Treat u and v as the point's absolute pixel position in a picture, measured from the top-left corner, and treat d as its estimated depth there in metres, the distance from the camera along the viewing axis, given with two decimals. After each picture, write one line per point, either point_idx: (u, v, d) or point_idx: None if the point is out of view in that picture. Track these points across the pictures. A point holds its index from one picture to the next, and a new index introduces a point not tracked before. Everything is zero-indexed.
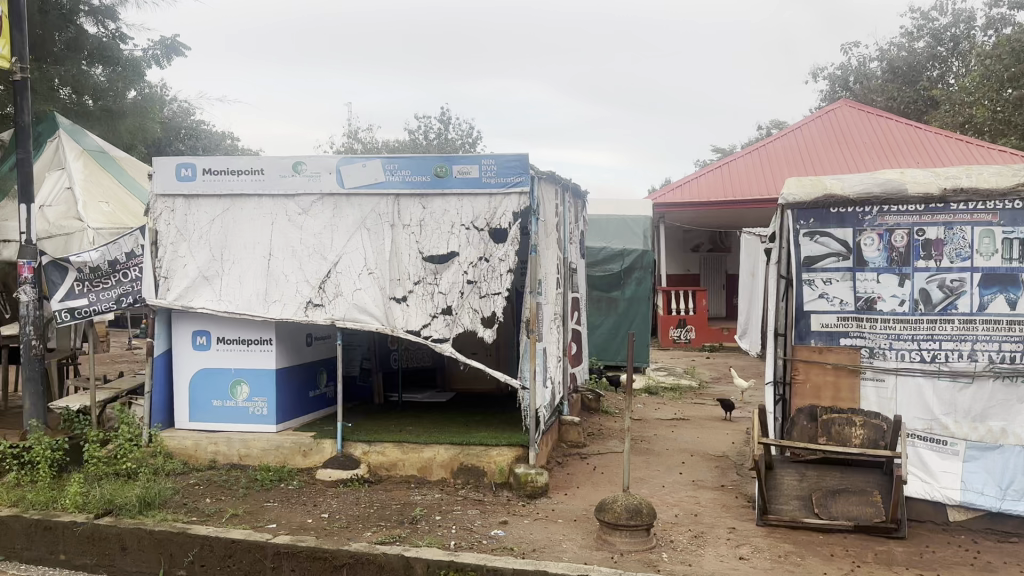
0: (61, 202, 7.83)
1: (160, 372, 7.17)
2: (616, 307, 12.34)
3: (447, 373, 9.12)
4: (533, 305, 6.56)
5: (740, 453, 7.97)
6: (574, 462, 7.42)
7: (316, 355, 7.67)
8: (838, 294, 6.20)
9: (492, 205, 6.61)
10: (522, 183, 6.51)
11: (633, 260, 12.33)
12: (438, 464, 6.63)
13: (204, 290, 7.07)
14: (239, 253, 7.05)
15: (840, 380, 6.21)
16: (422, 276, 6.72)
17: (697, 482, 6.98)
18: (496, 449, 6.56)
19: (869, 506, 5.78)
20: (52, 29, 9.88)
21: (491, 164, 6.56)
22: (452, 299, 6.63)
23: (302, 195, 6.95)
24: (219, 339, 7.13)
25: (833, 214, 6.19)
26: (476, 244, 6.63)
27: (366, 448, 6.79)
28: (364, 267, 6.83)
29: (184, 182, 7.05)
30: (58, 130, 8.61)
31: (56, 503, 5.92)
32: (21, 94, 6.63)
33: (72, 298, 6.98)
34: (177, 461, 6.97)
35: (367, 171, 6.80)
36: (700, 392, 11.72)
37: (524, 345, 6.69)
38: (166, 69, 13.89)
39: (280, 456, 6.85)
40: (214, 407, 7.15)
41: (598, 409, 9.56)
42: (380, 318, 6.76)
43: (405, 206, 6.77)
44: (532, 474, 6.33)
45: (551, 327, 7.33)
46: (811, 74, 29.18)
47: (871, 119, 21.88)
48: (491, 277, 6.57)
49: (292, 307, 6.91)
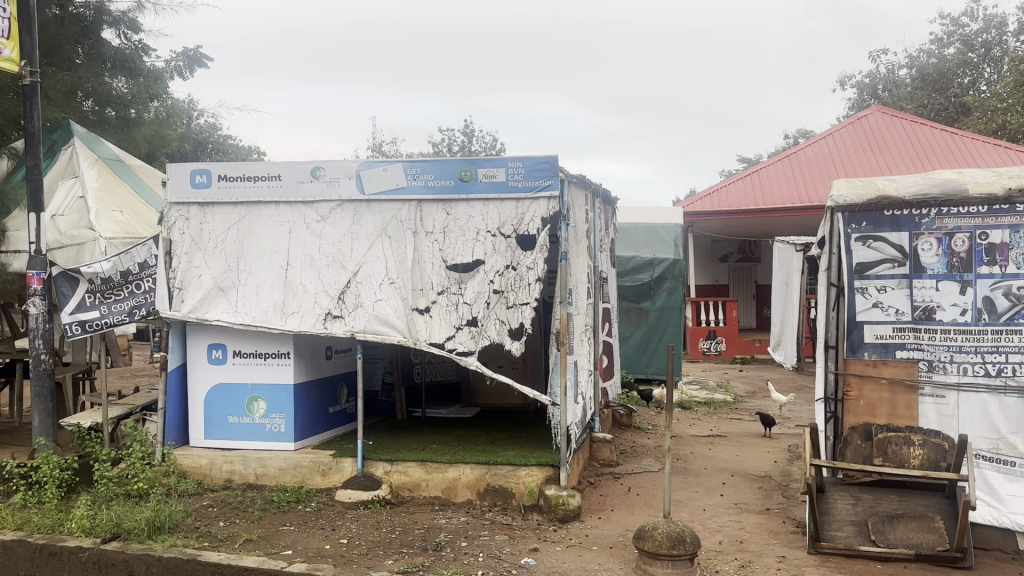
0: (74, 210, 7.60)
1: (174, 387, 6.89)
2: (646, 319, 11.88)
3: (473, 387, 8.72)
4: (563, 315, 6.18)
5: (784, 473, 7.51)
6: (608, 483, 7.01)
7: (337, 368, 7.34)
8: (893, 303, 5.75)
9: (520, 211, 6.25)
10: (551, 187, 6.15)
11: (664, 269, 11.90)
12: (463, 485, 6.26)
13: (219, 302, 6.77)
14: (256, 263, 6.74)
15: (896, 397, 5.75)
16: (446, 286, 6.38)
17: (739, 504, 6.54)
18: (526, 469, 6.17)
19: (931, 533, 5.29)
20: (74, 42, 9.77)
21: (518, 167, 6.21)
22: (478, 309, 6.27)
23: (320, 201, 6.63)
24: (236, 353, 6.82)
25: (887, 217, 5.75)
26: (502, 252, 6.27)
27: (388, 467, 6.43)
28: (385, 276, 6.50)
29: (199, 189, 6.77)
30: (74, 138, 8.39)
31: (63, 526, 5.61)
32: (31, 98, 6.39)
33: (83, 311, 6.68)
34: (191, 481, 6.65)
35: (388, 175, 6.47)
36: (736, 407, 11.24)
37: (555, 359, 6.31)
38: (189, 80, 13.73)
39: (299, 475, 6.53)
40: (230, 424, 6.84)
41: (630, 425, 9.14)
42: (402, 330, 6.42)
43: (428, 212, 6.43)
44: (564, 496, 5.93)
45: (582, 339, 6.94)
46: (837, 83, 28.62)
47: (904, 125, 21.32)
48: (519, 286, 6.21)
49: (310, 320, 6.58)
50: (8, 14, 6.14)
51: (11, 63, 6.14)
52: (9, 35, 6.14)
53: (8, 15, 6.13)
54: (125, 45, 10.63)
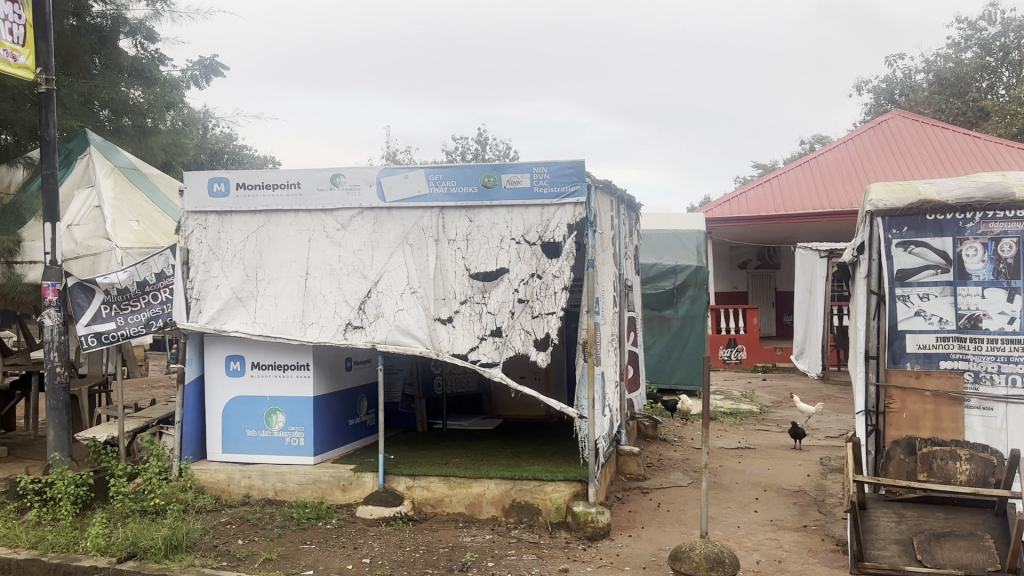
0: (89, 220, 7.48)
1: (192, 400, 6.74)
2: (669, 327, 11.69)
3: (495, 399, 8.52)
4: (591, 325, 5.97)
5: (819, 488, 7.28)
6: (636, 498, 6.78)
7: (356, 380, 7.16)
8: (936, 311, 5.49)
9: (545, 217, 6.06)
10: (578, 193, 5.97)
11: (687, 277, 11.65)
12: (487, 501, 6.06)
13: (237, 312, 6.61)
14: (275, 272, 6.59)
15: (940, 409, 5.49)
16: (469, 295, 6.19)
17: (775, 521, 6.31)
18: (553, 485, 5.96)
19: (981, 552, 4.99)
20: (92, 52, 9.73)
21: (543, 172, 6.02)
22: (502, 319, 6.08)
23: (340, 209, 6.48)
24: (254, 364, 6.66)
25: (930, 222, 5.49)
26: (527, 260, 6.08)
27: (410, 482, 6.24)
28: (407, 286, 6.33)
29: (217, 198, 6.63)
30: (90, 146, 8.27)
31: (78, 545, 5.44)
32: (47, 106, 6.27)
33: (99, 322, 6.51)
34: (209, 496, 6.48)
35: (409, 182, 6.31)
36: (762, 418, 11.00)
37: (582, 370, 6.10)
38: (204, 89, 13.65)
39: (319, 491, 6.36)
40: (248, 437, 6.67)
41: (655, 437, 8.91)
42: (425, 341, 6.24)
43: (451, 219, 6.26)
44: (593, 513, 5.72)
45: (609, 350, 6.73)
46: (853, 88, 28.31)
47: (925, 130, 21.01)
48: (545, 295, 6.01)
49: (329, 330, 6.41)
50: (23, 20, 6.01)
51: (27, 70, 6.02)
52: (24, 42, 6.01)
53: (23, 21, 6.00)
54: (141, 54, 10.59)
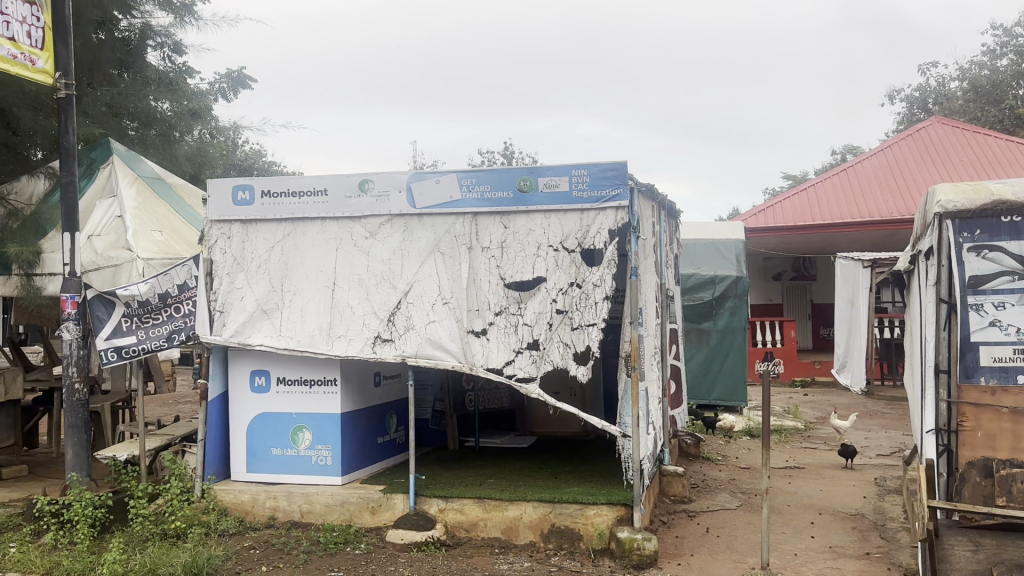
0: (111, 230, 7.27)
1: (215, 417, 6.46)
2: (707, 340, 11.21)
3: (528, 415, 8.13)
4: (634, 337, 5.60)
5: (877, 511, 6.89)
6: (682, 522, 6.38)
7: (385, 396, 6.83)
8: (1013, 321, 4.99)
9: (584, 223, 5.72)
10: (620, 197, 5.62)
11: (726, 288, 11.20)
12: (525, 525, 5.70)
13: (263, 325, 6.33)
14: (301, 283, 6.30)
15: (1020, 428, 4.99)
16: (504, 306, 5.85)
17: (834, 548, 5.91)
18: (595, 509, 5.59)
19: None
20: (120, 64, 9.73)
21: (582, 175, 5.69)
22: (540, 331, 5.73)
23: (369, 217, 6.18)
24: (280, 380, 6.37)
25: (1005, 224, 5.00)
26: (566, 268, 5.73)
27: (443, 504, 5.90)
28: (438, 296, 6.01)
29: (242, 206, 6.38)
30: (113, 155, 8.08)
31: (93, 571, 5.15)
32: (65, 112, 6.03)
33: (119, 336, 6.22)
34: (232, 518, 6.17)
35: (441, 187, 6.00)
36: (809, 436, 10.57)
37: (626, 385, 5.74)
38: (232, 102, 13.52)
39: (347, 513, 6.03)
40: (274, 456, 6.36)
41: (698, 455, 8.48)
42: (457, 355, 5.90)
43: (484, 225, 5.93)
44: (638, 540, 5.31)
45: (652, 364, 6.34)
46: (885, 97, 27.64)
47: (968, 136, 20.32)
48: (584, 305, 5.65)
49: (358, 344, 6.11)
50: (42, 23, 5.82)
51: (45, 75, 5.82)
52: (43, 44, 5.81)
53: (42, 24, 5.81)
54: (168, 68, 10.61)
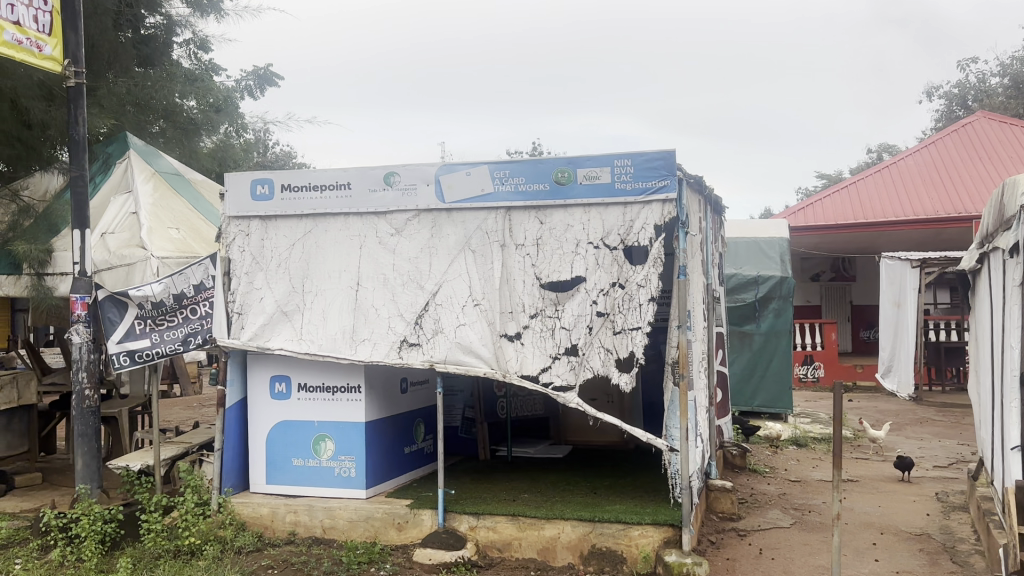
0: (125, 227, 6.95)
1: (234, 426, 6.09)
2: (750, 343, 10.67)
3: (562, 423, 7.70)
4: (683, 343, 5.13)
5: (944, 531, 6.35)
6: (733, 543, 5.90)
7: (413, 403, 6.43)
8: None
9: (627, 217, 5.27)
10: (667, 188, 5.16)
11: (770, 289, 10.63)
12: (563, 545, 5.26)
13: (283, 327, 5.95)
14: (323, 283, 5.91)
15: None
16: (540, 308, 5.41)
17: (901, 574, 5.39)
18: (639, 529, 5.14)
19: None
20: (150, 61, 9.56)
21: (626, 165, 5.25)
22: (579, 335, 5.29)
23: (395, 212, 5.78)
24: (301, 386, 5.98)
25: None
26: (608, 267, 5.29)
27: (474, 522, 5.48)
28: (469, 297, 5.58)
29: (261, 201, 6.01)
30: (130, 150, 7.78)
31: None
32: (76, 101, 5.75)
33: (132, 339, 5.83)
34: (251, 533, 5.79)
35: (472, 180, 5.57)
36: (858, 445, 10.01)
37: (673, 394, 5.28)
38: (259, 101, 13.27)
39: (371, 529, 5.63)
40: (294, 467, 5.99)
41: (744, 467, 7.98)
42: (489, 361, 5.48)
43: (519, 221, 5.50)
44: (688, 564, 4.82)
45: (700, 371, 5.87)
46: (923, 95, 26.77)
47: (1016, 131, 19.43)
48: (628, 308, 5.20)
49: (383, 348, 5.71)
50: (50, 6, 5.48)
51: (53, 62, 5.51)
52: (51, 30, 5.50)
53: (50, 7, 5.49)
54: (195, 66, 10.52)
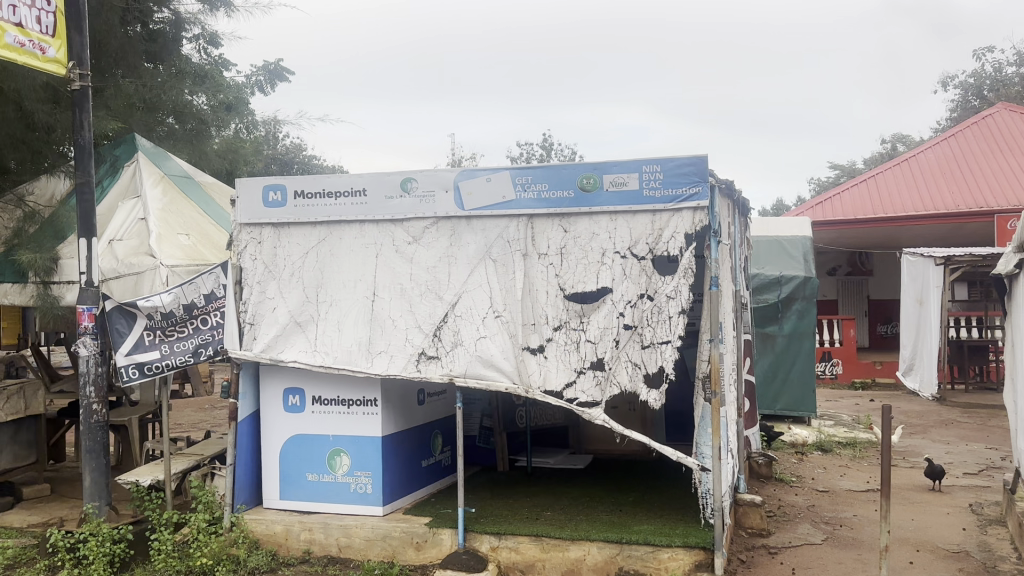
0: (133, 234, 6.76)
1: (247, 440, 5.89)
2: (772, 345, 10.43)
3: (584, 432, 7.54)
4: (714, 358, 4.90)
5: (983, 549, 6.10)
6: (764, 561, 5.68)
7: (431, 415, 6.22)
8: None
9: (656, 226, 5.03)
10: (698, 196, 4.92)
11: (793, 290, 10.34)
12: (589, 568, 5.04)
13: (296, 338, 5.74)
14: (338, 293, 5.70)
15: None
16: (564, 320, 5.18)
17: None
18: (669, 552, 4.92)
19: None
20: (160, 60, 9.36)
21: (654, 171, 5.01)
22: (605, 349, 5.06)
23: (412, 220, 5.55)
24: (315, 399, 5.78)
25: None
26: (635, 278, 5.05)
27: (496, 542, 5.28)
28: (490, 309, 5.36)
29: (273, 208, 5.80)
30: (138, 152, 7.56)
31: None
32: (80, 104, 5.54)
33: (141, 351, 5.62)
34: (264, 552, 5.61)
35: (492, 186, 5.34)
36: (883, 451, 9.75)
37: (703, 411, 5.04)
38: (268, 96, 13.04)
39: (389, 549, 5.44)
40: (309, 482, 5.79)
41: (770, 476, 7.75)
42: (511, 375, 5.25)
43: (542, 229, 5.27)
44: None
45: (731, 384, 5.62)
46: (940, 85, 26.30)
47: None
48: (657, 321, 4.96)
49: (399, 361, 5.49)
50: (53, 7, 5.26)
51: (57, 65, 5.29)
52: (54, 31, 5.28)
53: (53, 8, 5.26)
54: (203, 60, 10.30)
